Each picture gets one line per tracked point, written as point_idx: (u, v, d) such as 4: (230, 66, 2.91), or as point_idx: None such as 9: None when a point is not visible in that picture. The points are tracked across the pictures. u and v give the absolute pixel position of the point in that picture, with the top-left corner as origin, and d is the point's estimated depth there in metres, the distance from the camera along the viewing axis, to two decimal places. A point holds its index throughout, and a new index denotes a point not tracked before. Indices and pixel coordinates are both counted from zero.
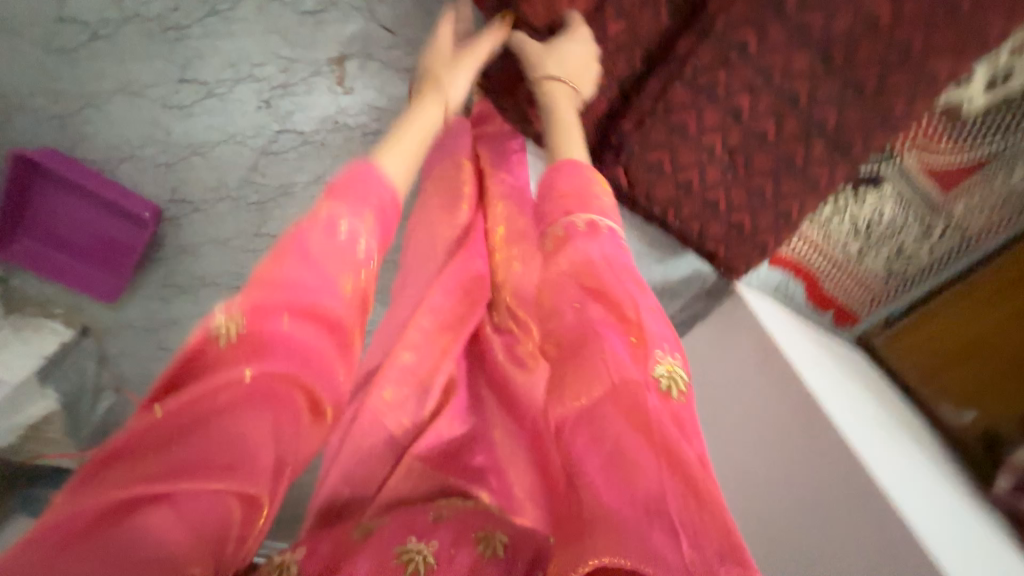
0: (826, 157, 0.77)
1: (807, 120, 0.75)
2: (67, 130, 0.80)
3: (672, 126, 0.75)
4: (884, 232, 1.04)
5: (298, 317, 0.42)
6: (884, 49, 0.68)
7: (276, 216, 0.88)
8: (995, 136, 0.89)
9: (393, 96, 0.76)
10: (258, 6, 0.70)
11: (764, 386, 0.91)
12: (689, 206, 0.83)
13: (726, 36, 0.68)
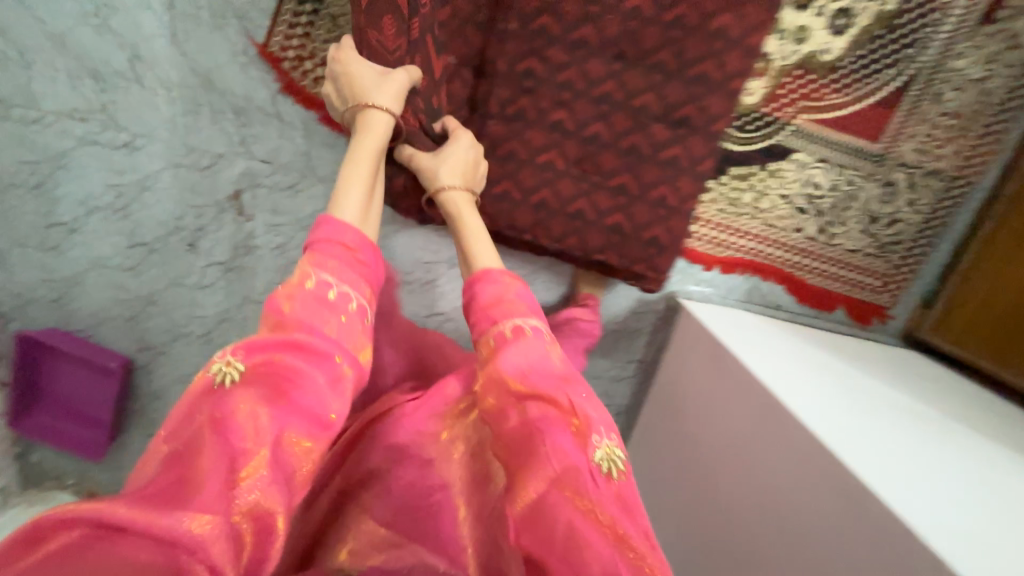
0: (670, 136, 0.78)
1: (631, 110, 0.77)
2: (60, 310, 1.00)
3: (503, 158, 0.79)
4: (834, 200, 0.93)
5: (284, 350, 0.46)
6: (666, 27, 0.73)
7: (220, 341, 1.03)
8: (881, 72, 0.86)
9: (283, 210, 0.92)
10: (171, 174, 0.89)
11: (728, 391, 0.78)
12: (557, 225, 0.82)
13: (518, 70, 0.76)
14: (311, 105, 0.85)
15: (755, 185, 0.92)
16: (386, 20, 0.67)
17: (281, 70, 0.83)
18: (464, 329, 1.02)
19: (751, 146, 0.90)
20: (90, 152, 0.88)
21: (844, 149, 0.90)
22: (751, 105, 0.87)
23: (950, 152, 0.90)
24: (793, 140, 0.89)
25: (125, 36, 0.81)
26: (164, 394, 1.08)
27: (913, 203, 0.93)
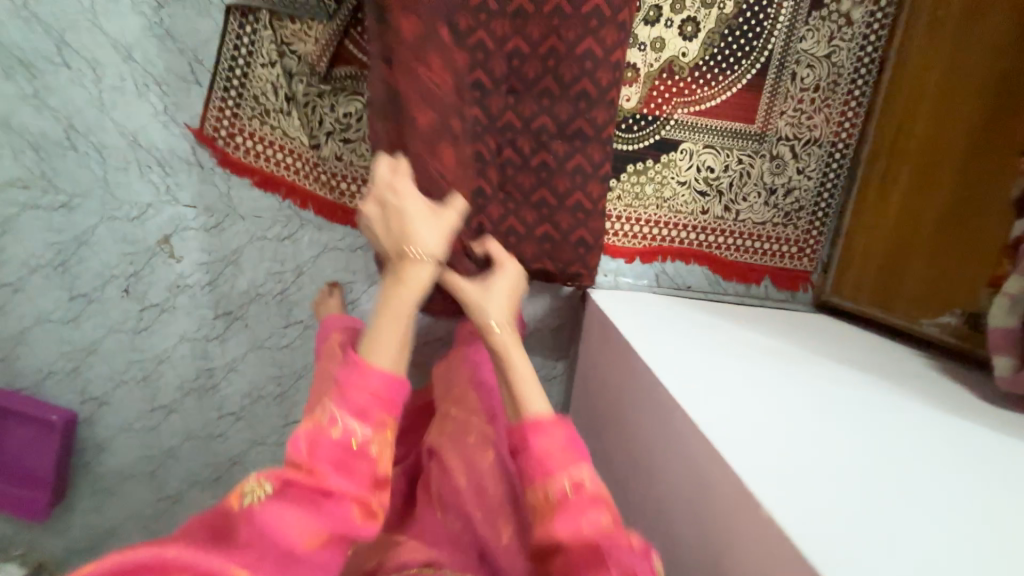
0: (568, 149, 0.84)
1: (533, 131, 0.83)
2: (6, 369, 1.05)
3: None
4: (731, 179, 0.97)
5: (315, 483, 0.50)
6: (545, 56, 0.79)
7: (161, 384, 1.07)
8: (740, 62, 0.94)
9: (210, 248, 0.99)
10: (107, 227, 0.97)
11: (624, 366, 0.78)
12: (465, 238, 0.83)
13: None
14: (244, 172, 0.94)
15: (654, 177, 0.96)
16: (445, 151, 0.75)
17: (213, 146, 0.93)
18: None
19: (636, 146, 0.95)
20: (33, 216, 0.96)
21: (724, 131, 0.96)
22: (633, 108, 0.93)
23: (821, 120, 0.96)
24: (675, 133, 0.95)
25: (62, 111, 0.92)
26: (111, 443, 1.11)
27: (806, 172, 0.98)
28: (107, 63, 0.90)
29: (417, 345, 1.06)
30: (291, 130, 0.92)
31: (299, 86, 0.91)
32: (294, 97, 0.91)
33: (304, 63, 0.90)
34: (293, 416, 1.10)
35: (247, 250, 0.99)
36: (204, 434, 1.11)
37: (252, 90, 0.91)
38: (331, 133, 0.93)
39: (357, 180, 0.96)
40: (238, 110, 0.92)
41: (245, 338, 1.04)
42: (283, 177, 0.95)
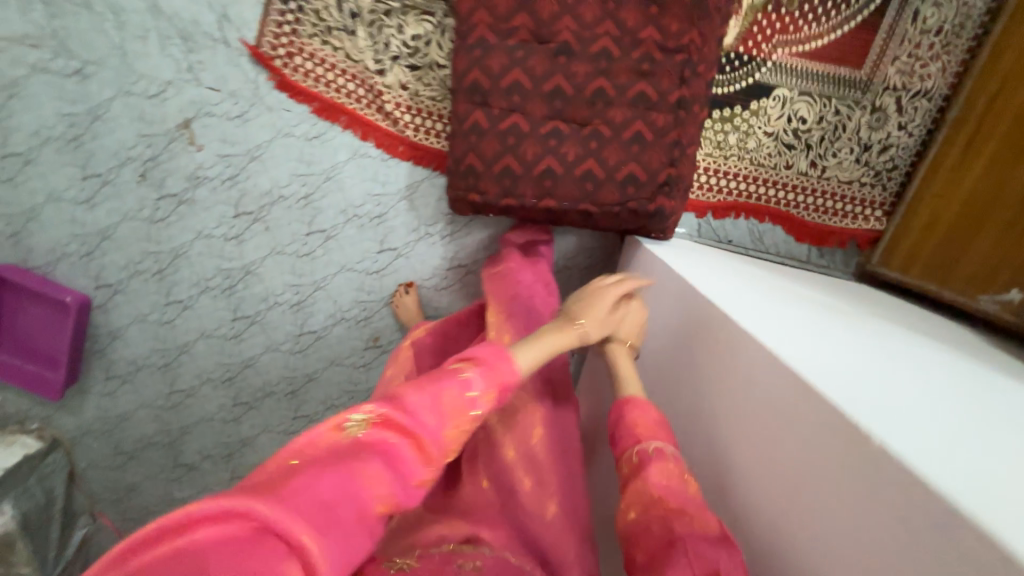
0: (675, 86, 0.67)
1: (634, 59, 0.67)
2: (16, 246, 1.01)
3: (468, 91, 0.70)
4: (823, 131, 0.88)
5: (400, 436, 0.48)
6: None
7: (177, 279, 1.05)
8: (849, 2, 0.82)
9: (235, 141, 0.92)
10: (124, 104, 0.90)
11: (681, 306, 0.74)
12: (567, 148, 0.70)
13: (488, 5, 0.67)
14: (302, 96, 0.88)
15: (741, 126, 0.87)
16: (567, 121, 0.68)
17: (273, 68, 0.87)
18: (415, 267, 1.02)
19: (732, 89, 0.85)
20: (43, 80, 0.89)
21: (826, 76, 0.85)
22: (730, 48, 0.83)
23: (937, 69, 0.83)
24: (774, 76, 0.85)
25: None
26: (124, 332, 1.11)
27: (907, 130, 0.87)
28: None
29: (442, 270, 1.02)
30: (355, 51, 0.85)
31: (366, 0, 0.83)
32: (360, 13, 0.84)
33: None
34: (309, 327, 1.09)
35: (272, 146, 0.92)
36: (219, 334, 1.11)
37: (315, 4, 0.83)
38: (397, 57, 0.86)
39: (422, 113, 0.88)
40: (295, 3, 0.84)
41: (265, 242, 1.01)
42: (344, 103, 0.88)
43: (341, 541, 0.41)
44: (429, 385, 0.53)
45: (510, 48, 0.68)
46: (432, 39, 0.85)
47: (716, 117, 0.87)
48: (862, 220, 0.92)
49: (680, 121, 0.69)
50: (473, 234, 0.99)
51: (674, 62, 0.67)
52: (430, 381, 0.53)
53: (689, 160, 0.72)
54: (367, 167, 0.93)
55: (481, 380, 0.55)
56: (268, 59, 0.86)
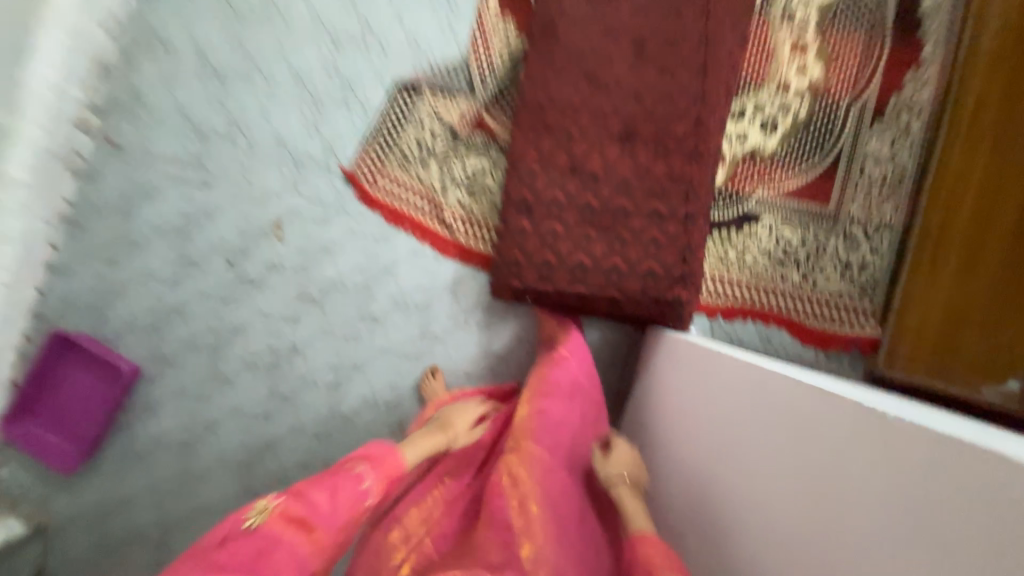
0: (682, 204, 0.86)
1: (649, 186, 0.87)
2: (94, 318, 1.12)
3: (518, 204, 0.89)
4: (808, 251, 1.05)
5: (298, 526, 0.68)
6: (663, 124, 0.88)
7: (228, 355, 1.13)
8: (812, 158, 1.04)
9: (314, 238, 1.11)
10: (233, 207, 1.12)
11: (721, 379, 0.81)
12: (597, 247, 0.86)
13: (538, 147, 0.90)
14: (377, 207, 1.10)
15: (737, 244, 1.05)
16: (600, 226, 0.86)
17: (359, 185, 1.10)
18: (451, 354, 1.11)
19: (725, 216, 1.05)
20: (175, 187, 1.12)
21: (802, 211, 1.05)
22: (721, 186, 1.04)
23: (891, 207, 1.03)
24: (757, 209, 1.05)
25: (232, 111, 1.12)
26: (160, 406, 1.14)
27: (878, 253, 1.03)
28: (279, 80, 1.11)
29: (474, 357, 1.10)
30: (425, 177, 1.09)
31: (438, 144, 1.09)
32: (433, 151, 1.09)
33: (445, 126, 1.09)
34: (340, 409, 1.13)
35: (344, 244, 1.10)
36: (251, 413, 1.14)
37: (400, 145, 1.10)
38: (457, 184, 1.09)
39: (474, 223, 1.08)
40: (383, 143, 1.10)
41: (319, 324, 1.11)
42: (410, 214, 1.09)
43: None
44: (328, 484, 0.73)
45: (553, 174, 0.89)
46: (486, 170, 1.09)
47: (716, 235, 1.05)
48: (858, 326, 1.03)
49: (687, 230, 0.85)
50: (506, 325, 1.09)
51: (678, 189, 0.87)
52: (328, 480, 0.74)
53: (699, 261, 0.86)
54: (422, 264, 1.10)
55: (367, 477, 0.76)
56: (355, 181, 1.10)
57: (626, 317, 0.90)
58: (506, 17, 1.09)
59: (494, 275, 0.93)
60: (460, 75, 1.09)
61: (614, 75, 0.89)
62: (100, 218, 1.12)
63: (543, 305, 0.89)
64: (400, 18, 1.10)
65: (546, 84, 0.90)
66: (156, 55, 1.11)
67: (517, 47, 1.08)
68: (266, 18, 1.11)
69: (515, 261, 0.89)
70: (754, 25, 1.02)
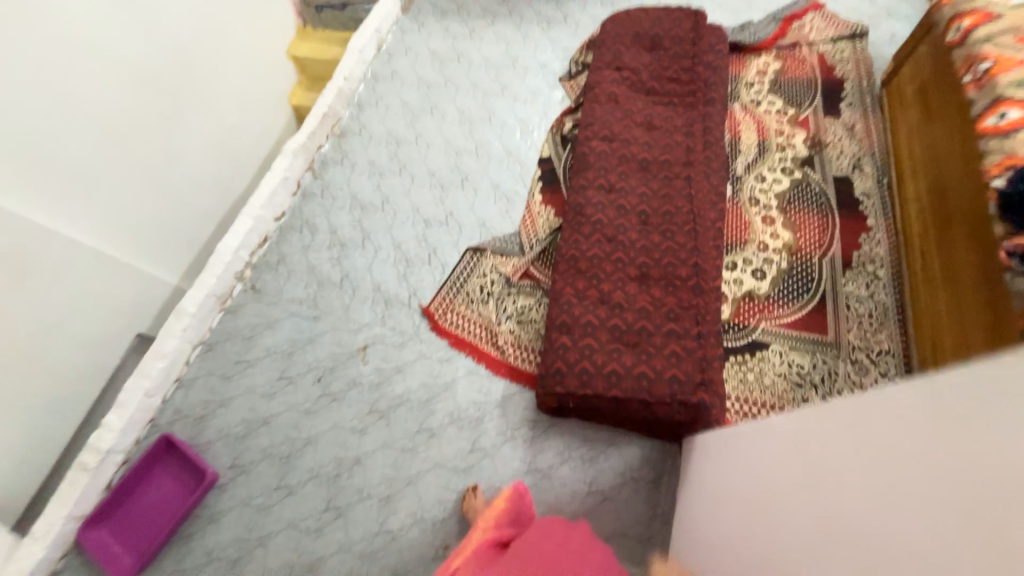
0: (694, 326, 1.08)
1: (664, 311, 1.11)
2: (196, 426, 1.32)
3: (560, 325, 1.12)
4: (821, 375, 1.17)
5: None
6: (669, 268, 1.17)
7: (297, 464, 1.25)
8: (801, 297, 1.26)
9: (391, 359, 1.35)
10: (331, 334, 1.41)
11: (748, 468, 0.84)
12: (627, 358, 1.05)
13: (574, 284, 1.18)
14: (445, 334, 1.36)
15: (754, 366, 1.19)
16: (627, 343, 1.07)
17: (433, 318, 1.39)
18: (498, 468, 1.19)
19: (737, 343, 1.22)
20: (291, 320, 1.45)
21: (805, 339, 1.22)
22: (729, 319, 1.25)
23: (886, 337, 1.19)
24: (764, 337, 1.23)
25: (346, 267, 1.52)
26: (223, 516, 1.22)
27: (888, 377, 1.15)
28: (384, 247, 1.54)
29: (519, 471, 1.17)
30: (485, 311, 1.38)
31: (495, 287, 1.41)
32: (491, 292, 1.41)
33: (501, 275, 1.43)
34: (388, 524, 1.17)
35: (414, 364, 1.33)
36: (304, 526, 1.18)
37: (466, 289, 1.42)
38: (510, 317, 1.36)
39: (523, 349, 1.31)
40: (454, 288, 1.43)
41: (382, 435, 1.26)
42: (470, 341, 1.34)
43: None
44: None
45: (586, 303, 1.15)
46: (533, 306, 1.37)
47: (733, 358, 1.21)
48: None
49: (700, 345, 1.05)
50: (550, 440, 1.19)
51: (689, 314, 1.09)
52: None
53: (715, 371, 1.03)
54: (478, 382, 1.29)
55: None
56: (428, 314, 1.40)
57: (662, 422, 1.03)
58: (547, 205, 1.55)
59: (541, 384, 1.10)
60: (513, 241, 1.49)
61: (628, 237, 1.23)
62: (228, 343, 1.43)
63: (585, 408, 1.04)
64: (473, 208, 1.57)
65: (579, 242, 1.24)
66: (303, 232, 1.59)
67: (555, 223, 1.50)
68: (381, 209, 1.61)
69: (559, 370, 1.07)
70: (730, 207, 1.40)
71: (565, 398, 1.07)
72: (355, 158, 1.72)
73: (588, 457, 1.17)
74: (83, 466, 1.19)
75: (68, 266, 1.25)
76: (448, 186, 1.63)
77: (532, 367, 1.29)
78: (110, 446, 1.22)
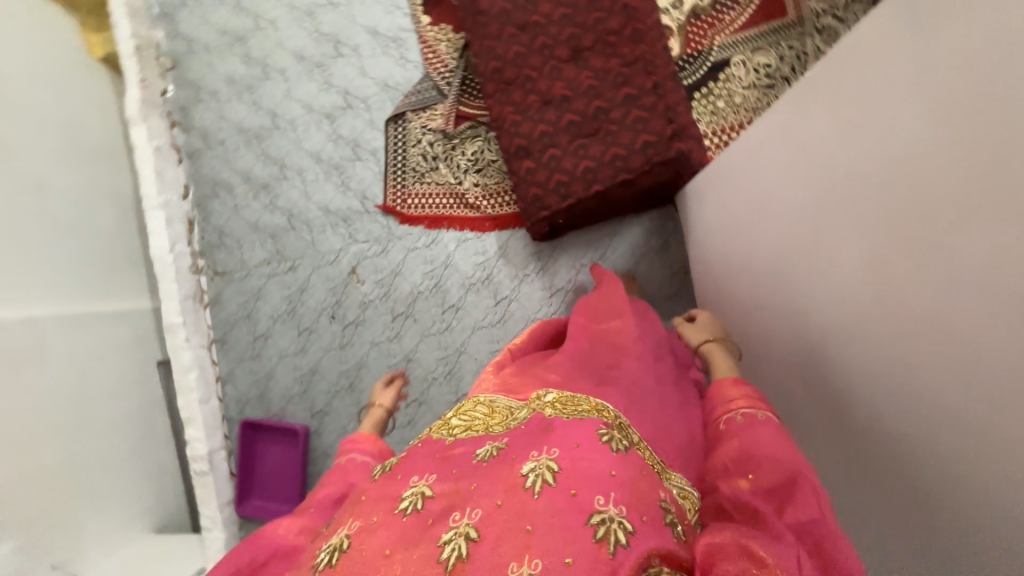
0: (646, 78, 0.96)
1: (613, 78, 0.98)
2: (263, 403, 1.43)
3: (517, 152, 1.05)
4: (791, 64, 1.07)
5: (323, 492, 0.78)
6: (600, 26, 1.00)
7: (361, 389, 1.37)
8: None
9: (382, 267, 1.33)
10: (317, 275, 1.38)
11: (775, 203, 0.84)
12: (594, 148, 0.98)
13: (511, 101, 1.06)
14: (416, 220, 1.30)
15: (723, 92, 1.11)
16: (587, 134, 0.99)
17: (396, 211, 1.31)
18: (527, 305, 1.25)
19: (698, 75, 1.12)
20: (275, 282, 1.41)
21: (764, 34, 1.09)
22: (682, 53, 1.12)
23: None
24: (724, 54, 1.11)
25: (285, 207, 1.40)
26: (333, 450, 1.39)
27: None
28: (306, 166, 1.38)
29: (545, 300, 1.24)
30: (441, 177, 1.28)
31: (438, 147, 1.28)
32: (437, 155, 1.28)
33: (438, 131, 1.28)
34: (463, 391, 1.29)
35: (406, 262, 1.31)
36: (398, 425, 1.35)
37: (410, 165, 1.30)
38: (467, 170, 1.27)
39: (495, 194, 1.25)
40: (399, 170, 1.31)
41: (416, 331, 1.31)
42: (443, 213, 1.28)
43: (418, 449, 0.71)
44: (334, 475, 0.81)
45: (532, 115, 1.04)
46: (484, 147, 1.26)
47: (699, 93, 1.11)
48: None
49: (660, 95, 0.95)
50: (559, 261, 1.23)
51: (639, 68, 0.97)
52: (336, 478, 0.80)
53: (683, 116, 0.95)
54: (472, 244, 1.27)
55: (363, 452, 0.86)
56: (390, 213, 1.32)
57: (650, 192, 1.01)
58: (441, 25, 1.29)
59: (526, 217, 1.07)
60: (428, 87, 1.29)
61: (545, 11, 1.03)
62: (236, 330, 1.44)
63: (572, 215, 1.02)
64: (367, 73, 1.33)
65: (495, 52, 1.07)
66: (222, 196, 1.44)
67: (460, 42, 1.26)
68: (278, 128, 1.40)
69: (536, 195, 1.03)
70: None
71: (555, 216, 1.04)
72: (216, 87, 1.44)
73: (599, 258, 1.21)
74: (201, 472, 1.34)
75: (39, 344, 1.16)
76: (327, 63, 1.36)
77: (513, 208, 1.25)
78: (207, 449, 1.34)
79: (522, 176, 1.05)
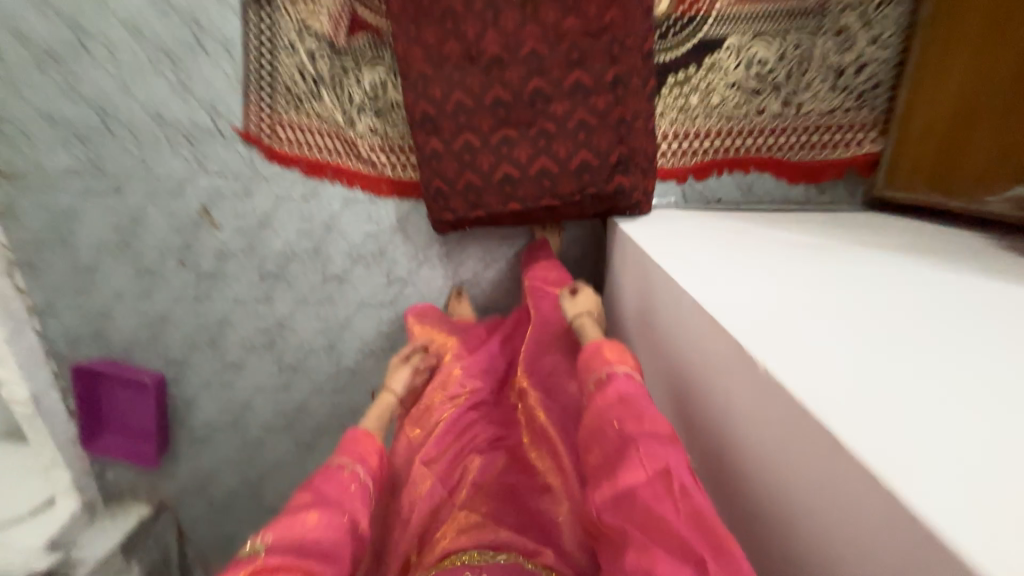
0: (607, 63, 0.69)
1: (563, 49, 0.70)
2: (100, 343, 1.19)
3: (421, 123, 0.76)
4: (788, 68, 0.85)
5: (323, 513, 0.60)
6: None
7: (226, 345, 1.18)
8: None
9: (244, 213, 1.04)
10: (154, 206, 1.05)
11: (660, 332, 0.76)
12: (520, 150, 0.74)
13: (420, 41, 0.73)
14: (289, 162, 0.99)
15: (699, 85, 0.87)
16: (515, 126, 0.74)
17: (261, 143, 0.97)
18: (424, 290, 1.09)
19: (680, 52, 0.85)
20: (95, 203, 1.05)
21: (774, 13, 0.83)
22: (668, 12, 0.82)
23: None
24: (718, 30, 0.83)
25: (92, 96, 0.97)
26: (196, 399, 1.25)
27: (881, 48, 0.82)
28: (117, 39, 0.93)
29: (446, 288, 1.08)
30: (324, 110, 0.94)
31: (322, 65, 0.92)
32: (320, 76, 0.93)
33: (323, 41, 0.91)
34: (345, 363, 1.19)
35: (277, 213, 1.03)
36: (272, 387, 1.23)
37: (280, 81, 0.93)
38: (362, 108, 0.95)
39: (396, 149, 0.98)
40: (262, 87, 0.93)
41: (290, 296, 1.11)
42: (327, 160, 0.98)
43: None
44: (323, 496, 0.63)
45: (447, 73, 0.73)
46: (387, 83, 0.94)
47: (674, 78, 0.86)
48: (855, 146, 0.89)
49: (620, 99, 0.71)
50: (467, 249, 1.05)
51: (601, 45, 0.69)
52: (327, 495, 0.63)
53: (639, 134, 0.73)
54: (364, 208, 1.02)
55: (364, 469, 0.70)
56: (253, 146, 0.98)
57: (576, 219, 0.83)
58: None
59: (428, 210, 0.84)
60: None
61: None
62: (46, 255, 1.11)
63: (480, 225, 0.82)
64: None
65: None
66: None
67: None
68: None
69: (440, 188, 0.79)
70: None
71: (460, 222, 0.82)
72: None
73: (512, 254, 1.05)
74: (26, 415, 1.16)
75: None
76: None
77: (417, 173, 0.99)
78: (28, 392, 1.14)
79: (426, 158, 0.78)
